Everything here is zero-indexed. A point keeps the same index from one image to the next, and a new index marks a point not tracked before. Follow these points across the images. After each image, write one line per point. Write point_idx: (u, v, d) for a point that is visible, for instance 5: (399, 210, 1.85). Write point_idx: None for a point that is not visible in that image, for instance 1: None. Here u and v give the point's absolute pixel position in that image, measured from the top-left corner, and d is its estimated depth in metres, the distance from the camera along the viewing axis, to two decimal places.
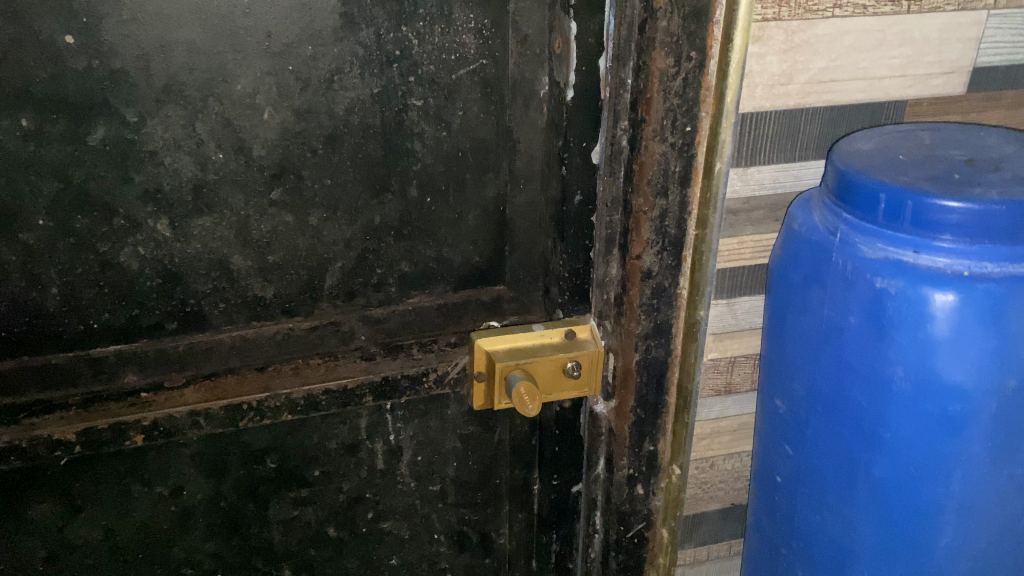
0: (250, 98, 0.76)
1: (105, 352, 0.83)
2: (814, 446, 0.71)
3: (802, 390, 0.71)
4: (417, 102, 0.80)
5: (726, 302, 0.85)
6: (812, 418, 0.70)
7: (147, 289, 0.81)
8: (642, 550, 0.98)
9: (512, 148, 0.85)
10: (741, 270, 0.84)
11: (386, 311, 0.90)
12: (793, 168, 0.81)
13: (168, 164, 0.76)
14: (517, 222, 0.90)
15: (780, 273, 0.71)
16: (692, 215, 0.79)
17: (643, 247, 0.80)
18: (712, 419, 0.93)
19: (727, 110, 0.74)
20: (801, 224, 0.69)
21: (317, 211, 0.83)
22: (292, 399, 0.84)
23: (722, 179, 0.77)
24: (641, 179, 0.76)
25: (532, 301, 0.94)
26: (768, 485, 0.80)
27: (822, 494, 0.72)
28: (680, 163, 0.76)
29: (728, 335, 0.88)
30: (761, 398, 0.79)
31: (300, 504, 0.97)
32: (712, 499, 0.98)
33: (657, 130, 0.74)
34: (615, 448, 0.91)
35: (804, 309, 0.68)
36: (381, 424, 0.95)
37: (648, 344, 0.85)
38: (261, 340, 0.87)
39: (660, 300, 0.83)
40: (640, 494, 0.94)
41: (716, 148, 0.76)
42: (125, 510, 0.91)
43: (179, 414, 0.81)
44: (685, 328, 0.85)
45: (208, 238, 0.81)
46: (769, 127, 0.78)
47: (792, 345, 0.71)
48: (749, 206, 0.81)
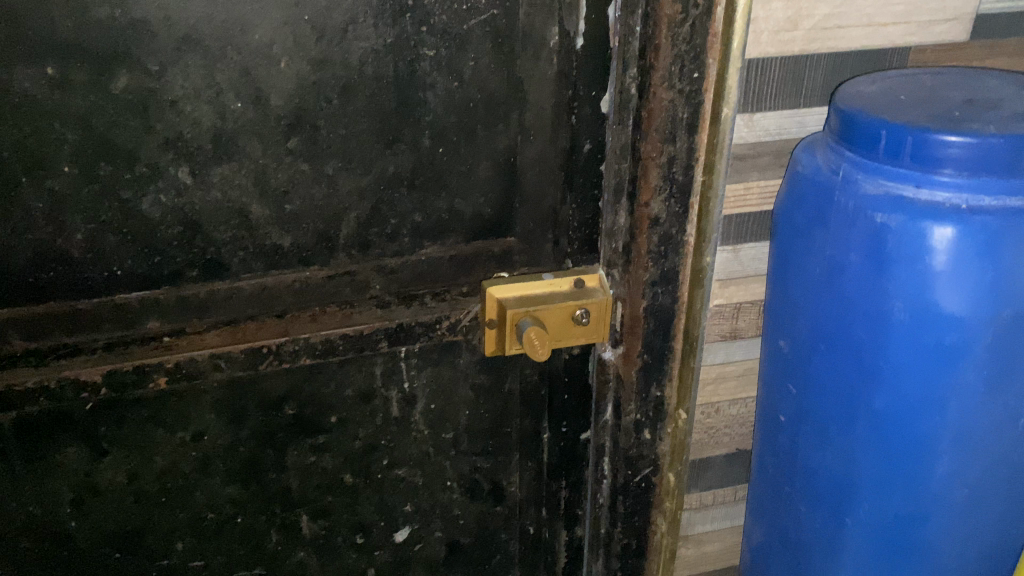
0: (267, 48, 0.78)
1: (129, 299, 0.85)
2: (816, 383, 0.73)
3: (804, 329, 0.73)
4: (429, 52, 0.82)
5: (731, 248, 0.87)
6: (814, 356, 0.73)
7: (169, 236, 0.84)
8: (649, 494, 1.00)
9: (523, 99, 0.87)
10: (746, 217, 0.86)
11: (400, 261, 0.92)
12: (797, 115, 0.82)
13: (189, 113, 0.79)
14: (528, 174, 0.91)
15: (785, 215, 0.73)
16: (699, 162, 0.81)
17: (651, 194, 0.81)
18: (718, 364, 0.95)
19: (733, 57, 0.76)
20: (805, 166, 0.71)
21: (332, 160, 0.85)
22: (310, 343, 0.89)
23: (728, 126, 0.79)
24: (649, 126, 0.78)
25: (543, 253, 0.95)
26: (773, 425, 0.82)
27: (824, 430, 0.74)
28: (688, 110, 0.78)
29: (733, 282, 0.90)
30: (766, 340, 0.81)
31: (318, 450, 1.00)
32: (717, 444, 1.00)
33: (665, 76, 0.76)
34: (622, 394, 0.94)
35: (807, 249, 0.71)
36: (396, 372, 0.98)
37: (656, 292, 0.87)
38: (279, 288, 0.89)
39: (667, 247, 0.85)
40: (647, 439, 0.96)
41: (723, 94, 0.78)
42: (149, 455, 0.95)
43: (201, 357, 0.86)
44: (691, 275, 0.87)
45: (227, 186, 0.83)
46: (774, 74, 0.79)
47: (795, 285, 0.73)
48: (754, 151, 0.82)
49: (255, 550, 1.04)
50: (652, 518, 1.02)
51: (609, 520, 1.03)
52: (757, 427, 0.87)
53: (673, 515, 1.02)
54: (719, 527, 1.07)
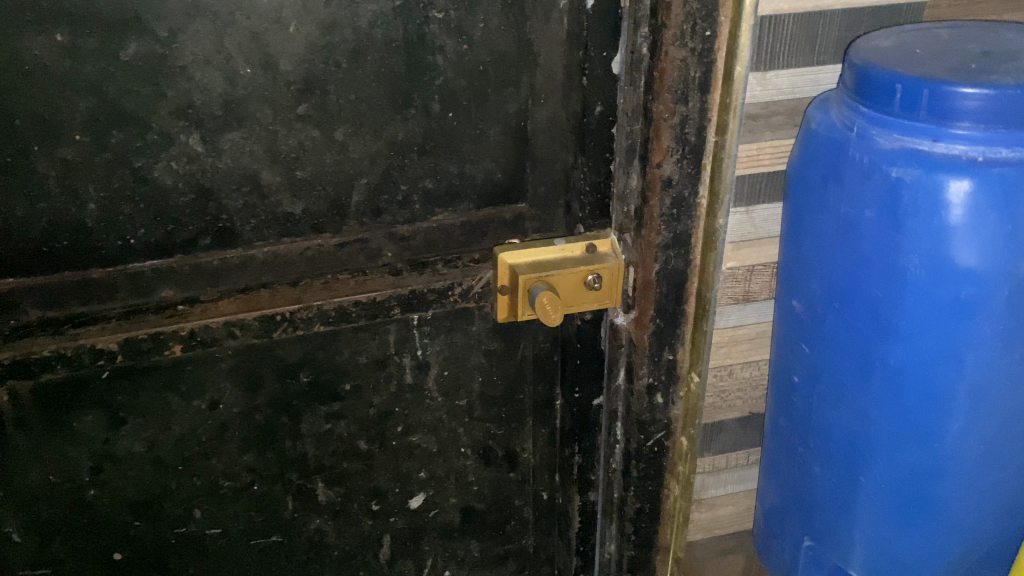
0: (276, 12, 0.77)
1: (142, 268, 0.85)
2: (830, 341, 0.73)
3: (819, 288, 0.73)
4: (439, 15, 0.81)
5: (744, 210, 0.86)
6: (828, 314, 0.72)
7: (181, 204, 0.84)
8: (663, 458, 1.01)
9: (533, 61, 0.86)
10: (759, 177, 0.84)
11: (412, 229, 0.92)
12: (811, 73, 0.81)
13: (198, 79, 0.78)
14: (538, 138, 0.91)
15: (799, 173, 0.73)
16: (711, 122, 0.80)
17: (664, 155, 0.81)
18: (730, 327, 0.94)
19: (746, 14, 0.74)
20: (818, 123, 0.71)
21: (343, 126, 0.85)
22: (324, 311, 0.88)
23: (743, 85, 0.78)
24: (661, 86, 0.78)
25: (554, 219, 0.96)
26: (787, 385, 0.82)
27: (839, 388, 0.74)
28: (700, 69, 0.77)
29: (746, 244, 0.89)
30: (781, 300, 0.81)
31: (332, 417, 1.01)
32: (731, 408, 1.01)
33: (677, 35, 0.75)
34: (635, 358, 0.93)
35: (822, 206, 0.70)
36: (409, 339, 0.98)
37: (668, 255, 0.87)
38: (292, 256, 0.89)
39: (680, 210, 0.84)
40: (660, 403, 0.96)
41: (735, 52, 0.76)
42: (165, 423, 0.96)
43: (215, 324, 0.85)
44: (704, 237, 0.86)
45: (238, 153, 0.83)
46: (787, 32, 0.78)
47: (809, 244, 0.73)
48: (767, 111, 0.81)
49: (272, 517, 1.06)
50: (666, 482, 1.02)
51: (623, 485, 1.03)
52: (771, 389, 0.87)
53: (687, 479, 1.02)
54: (732, 491, 1.07)
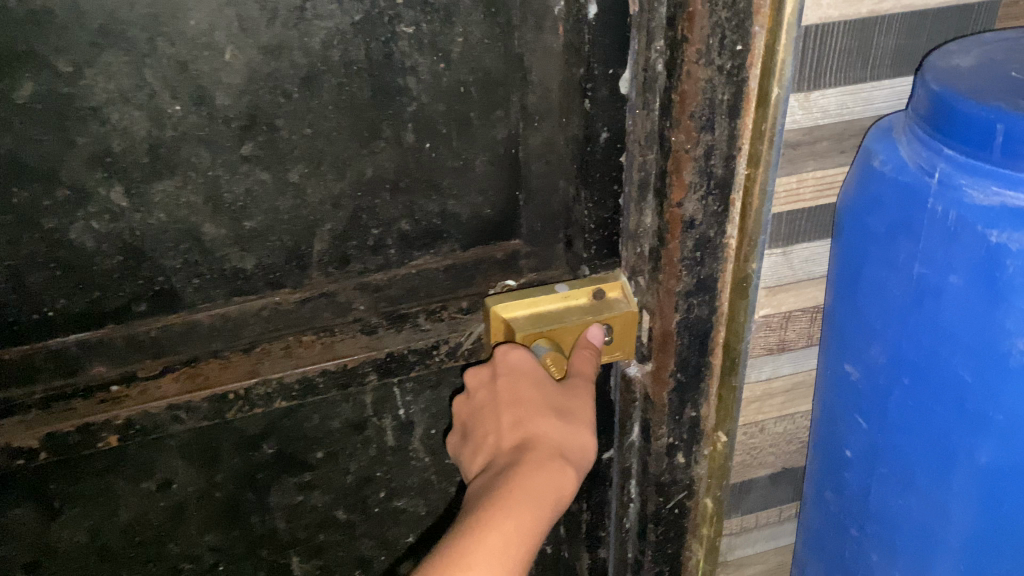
0: (207, 35, 0.63)
1: (67, 343, 0.72)
2: (896, 421, 0.61)
3: (881, 358, 0.60)
4: (408, 29, 0.67)
5: (781, 251, 0.74)
6: (894, 391, 0.60)
7: (108, 268, 0.70)
8: (684, 520, 0.89)
9: (523, 78, 0.73)
10: (800, 214, 0.72)
11: (387, 277, 0.79)
12: (863, 91, 0.67)
13: (116, 121, 0.64)
14: (532, 165, 0.78)
15: (852, 222, 0.60)
16: (741, 151, 0.67)
17: (685, 193, 0.68)
18: (763, 380, 0.82)
19: (786, 23, 0.61)
20: (882, 162, 0.57)
21: (298, 166, 0.71)
22: (285, 384, 0.74)
23: (780, 108, 0.65)
24: (681, 113, 0.64)
25: (554, 256, 0.83)
26: (835, 459, 0.70)
27: (907, 476, 0.62)
28: (729, 90, 0.64)
29: (784, 288, 0.76)
30: (824, 361, 0.69)
31: (305, 489, 0.88)
32: (763, 465, 0.89)
33: (701, 51, 0.61)
34: (652, 417, 0.81)
35: (887, 265, 0.57)
36: (389, 399, 0.85)
37: (691, 303, 0.74)
38: (244, 317, 0.76)
39: (704, 252, 0.72)
40: (681, 463, 0.84)
41: (772, 71, 0.63)
42: (110, 510, 0.82)
43: (156, 409, 0.71)
44: (733, 282, 0.74)
45: (173, 205, 0.69)
46: (837, 41, 0.64)
47: (869, 305, 0.60)
48: (811, 138, 0.68)
49: None
50: (687, 544, 0.91)
51: (638, 548, 0.91)
52: (812, 456, 0.75)
53: (711, 542, 0.91)
54: (761, 549, 0.96)
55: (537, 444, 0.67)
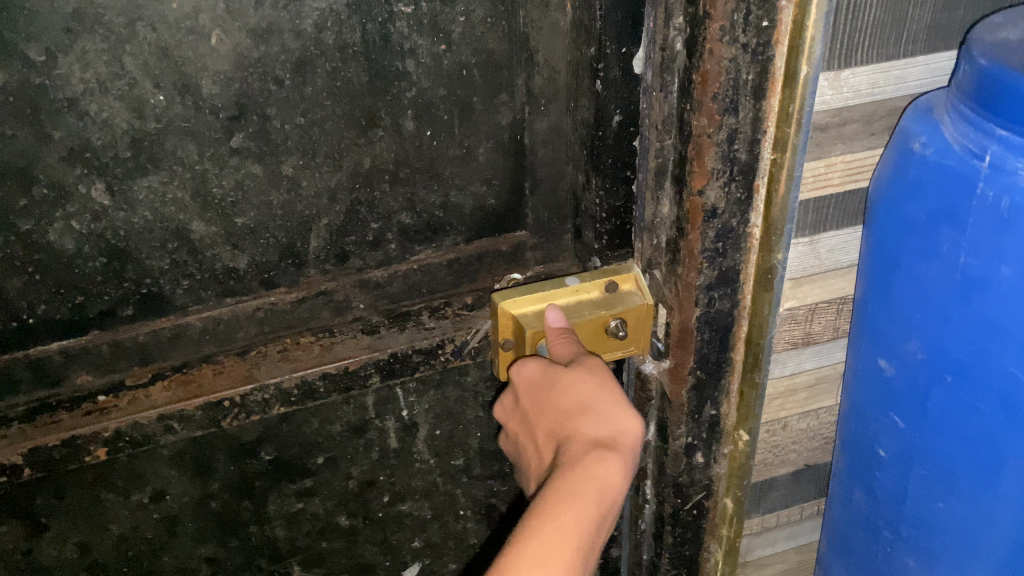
0: (191, 19, 0.58)
1: (49, 351, 0.68)
2: (937, 419, 0.59)
3: (920, 354, 0.58)
4: (407, 8, 0.62)
5: (807, 240, 0.69)
6: (934, 388, 0.58)
7: (90, 272, 0.65)
8: (702, 519, 0.85)
9: (529, 60, 0.68)
10: (827, 201, 0.67)
11: (387, 274, 0.75)
12: (896, 68, 0.62)
13: (95, 114, 0.59)
14: (539, 152, 0.73)
15: (890, 211, 0.57)
16: (767, 134, 0.63)
17: (707, 180, 0.63)
18: (786, 376, 0.79)
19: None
20: (924, 146, 0.54)
21: (291, 158, 0.66)
22: (283, 390, 0.70)
23: (808, 89, 0.60)
24: (703, 94, 0.60)
25: (561, 247, 0.79)
26: (868, 458, 0.68)
27: (949, 476, 0.60)
28: (754, 69, 0.59)
29: (809, 279, 0.72)
30: (855, 355, 0.66)
31: (305, 495, 0.85)
32: (784, 463, 0.85)
33: (725, 28, 0.57)
34: (670, 415, 0.77)
35: (930, 257, 0.54)
36: (391, 401, 0.81)
37: (712, 296, 0.70)
38: (238, 319, 0.72)
39: (725, 243, 0.68)
40: (700, 463, 0.81)
41: (801, 48, 0.58)
42: (100, 524, 0.78)
43: (147, 419, 0.66)
44: (756, 273, 0.70)
45: (158, 203, 0.64)
46: (870, 14, 0.59)
47: (907, 299, 0.57)
48: (840, 120, 0.63)
49: None
50: (705, 545, 0.88)
51: (654, 550, 0.88)
52: (841, 452, 0.72)
53: (729, 543, 0.88)
54: (779, 549, 0.93)
55: (570, 446, 0.63)
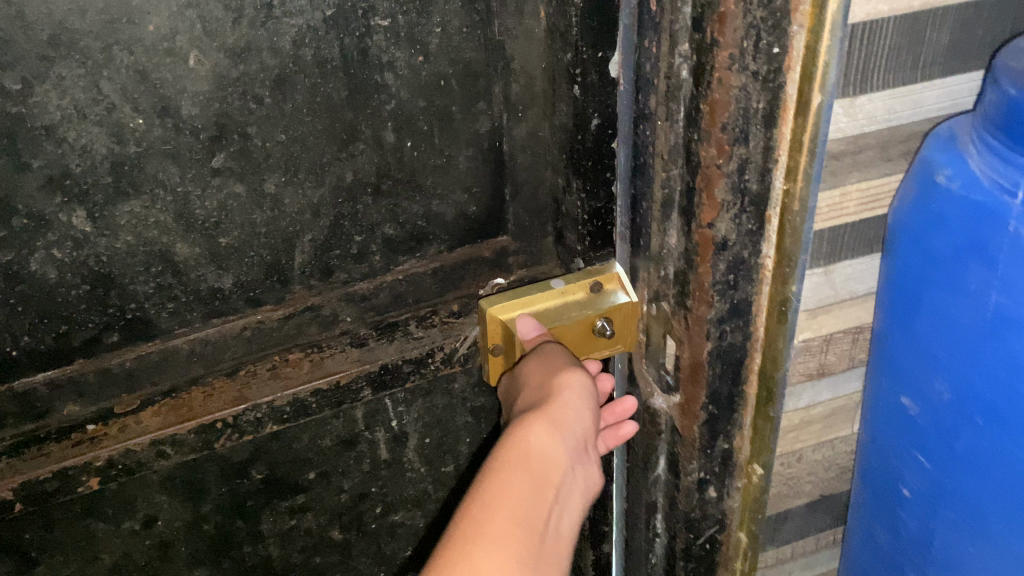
0: (168, 41, 0.58)
1: (33, 382, 0.67)
2: (966, 459, 0.66)
3: (948, 394, 0.65)
4: (383, 22, 0.63)
5: (823, 270, 0.72)
6: (964, 429, 0.64)
7: (74, 300, 0.64)
8: (715, 556, 0.87)
9: (505, 67, 0.69)
10: (842, 230, 0.70)
11: (372, 285, 0.75)
12: (909, 93, 0.65)
13: (74, 140, 0.58)
14: (518, 158, 0.74)
15: (916, 244, 0.63)
16: (779, 163, 0.62)
17: (717, 213, 0.63)
18: (802, 409, 0.82)
19: (830, 23, 0.55)
20: (949, 178, 0.59)
21: (273, 175, 0.66)
22: (275, 407, 0.70)
23: (823, 117, 0.59)
24: (711, 123, 0.59)
25: (543, 250, 0.79)
26: (896, 493, 0.76)
27: (980, 516, 0.67)
28: (764, 97, 0.58)
29: (824, 309, 0.75)
30: (879, 390, 0.74)
31: (299, 512, 0.84)
32: (799, 493, 0.90)
33: (734, 56, 0.56)
34: (682, 451, 0.78)
35: (957, 293, 0.61)
36: (380, 412, 0.81)
37: (724, 329, 0.70)
38: (225, 340, 0.71)
39: (737, 275, 0.67)
40: (712, 496, 0.82)
41: (812, 75, 0.58)
42: (92, 554, 0.77)
43: (139, 446, 0.66)
44: (769, 306, 0.71)
45: (141, 227, 0.63)
46: (885, 39, 0.62)
47: (936, 342, 0.64)
48: (855, 147, 0.66)
49: None
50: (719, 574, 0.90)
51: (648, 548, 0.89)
52: (868, 484, 0.80)
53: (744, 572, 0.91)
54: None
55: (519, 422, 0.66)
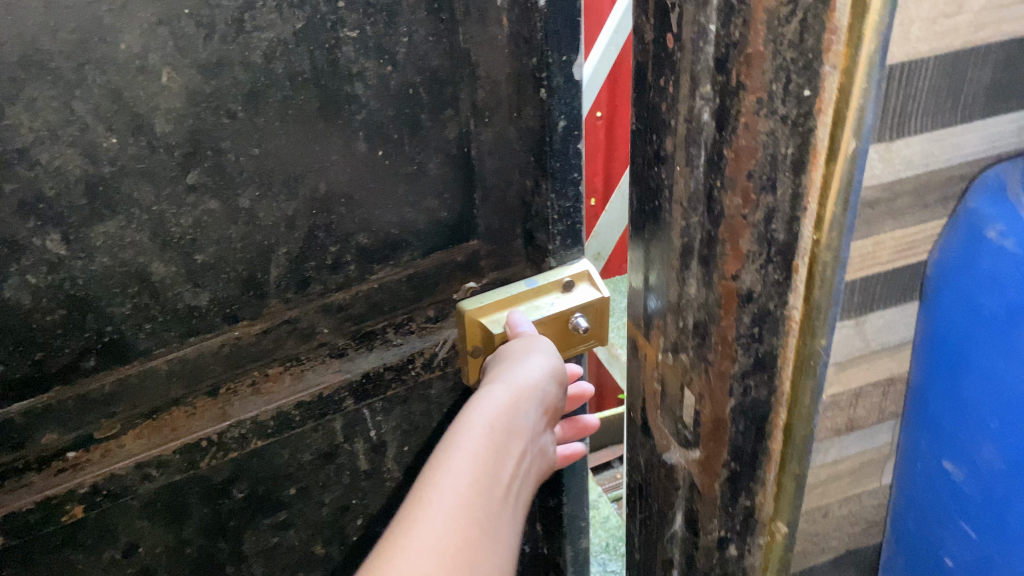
0: (140, 59, 0.57)
1: (8, 415, 0.64)
2: (1004, 499, 0.88)
3: (996, 458, 0.87)
4: (352, 32, 0.64)
5: (856, 321, 0.96)
6: (999, 482, 0.88)
7: (49, 325, 0.63)
8: None
9: (471, 73, 0.71)
10: (874, 279, 0.92)
11: (348, 295, 0.75)
12: (953, 135, 0.82)
13: (47, 162, 0.58)
14: (486, 162, 0.76)
15: (958, 289, 0.85)
16: (807, 211, 0.60)
17: (740, 265, 0.64)
18: (829, 466, 1.12)
19: (865, 66, 0.51)
20: (1002, 235, 0.78)
21: (248, 189, 0.66)
22: (259, 423, 0.71)
23: (856, 163, 0.56)
24: (735, 169, 0.60)
25: (512, 252, 0.81)
26: (939, 560, 1.03)
27: (1005, 548, 0.90)
28: (792, 144, 0.57)
29: (850, 361, 1.00)
30: (931, 463, 0.98)
31: (281, 529, 0.84)
32: (824, 550, 1.23)
33: (761, 100, 0.56)
34: (702, 509, 0.82)
35: (1009, 351, 0.81)
36: (359, 423, 0.81)
37: (748, 384, 0.72)
38: (205, 358, 0.71)
39: (762, 326, 0.68)
40: (733, 554, 0.86)
41: (844, 122, 0.54)
42: None
43: (124, 470, 0.66)
44: (795, 360, 0.70)
45: (116, 247, 0.63)
46: (921, 87, 0.77)
47: (971, 394, 0.87)
48: (890, 193, 0.83)
49: None
50: None
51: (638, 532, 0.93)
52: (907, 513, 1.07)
53: None
54: None
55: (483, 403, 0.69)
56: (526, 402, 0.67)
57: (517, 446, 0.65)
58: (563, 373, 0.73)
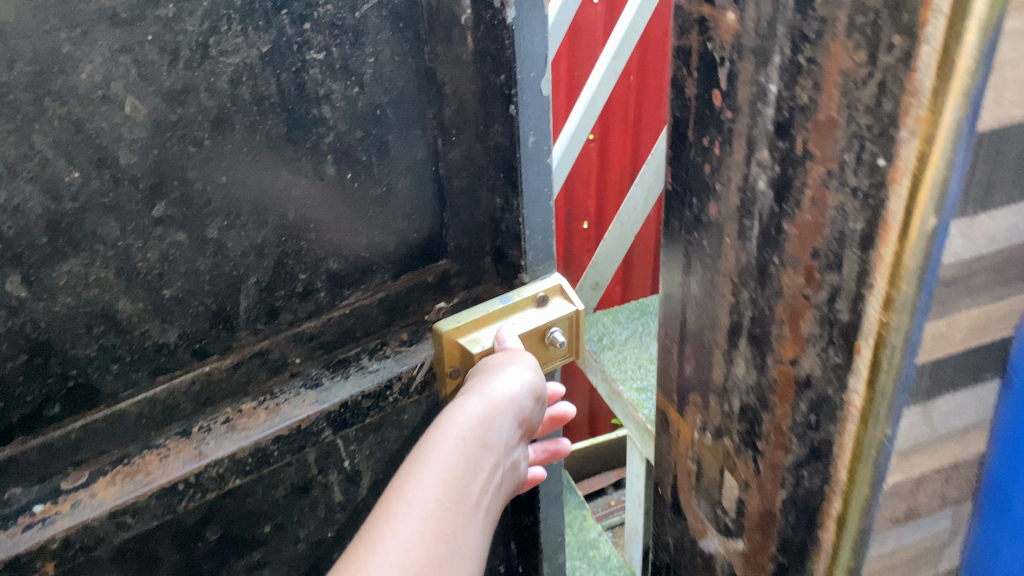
0: (102, 88, 0.55)
1: None
2: None
3: None
4: (318, 55, 0.63)
5: None
6: None
7: (10, 373, 0.59)
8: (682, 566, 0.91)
9: (435, 92, 0.71)
10: None
11: (320, 323, 0.74)
12: None
13: (5, 200, 0.54)
14: (454, 179, 0.76)
15: None
16: (874, 291, 0.48)
17: (795, 347, 0.57)
18: None
19: (952, 135, 0.41)
20: None
21: (215, 220, 0.64)
22: (237, 459, 0.67)
23: (931, 243, 0.44)
24: (800, 247, 0.53)
25: (482, 269, 0.81)
26: None
27: None
28: (862, 218, 0.48)
29: None
30: None
31: (255, 570, 0.81)
32: None
33: (835, 171, 0.48)
34: None
35: None
36: (333, 454, 0.79)
37: (801, 474, 0.61)
38: (174, 398, 0.68)
39: (818, 416, 0.57)
40: None
41: (917, 193, 0.43)
42: None
43: (97, 518, 0.61)
44: (852, 455, 0.56)
45: (81, 287, 0.60)
46: None
47: None
48: None
49: None
50: None
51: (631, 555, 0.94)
52: None
53: None
54: None
55: None
56: (500, 415, 0.64)
57: (489, 458, 0.61)
58: (541, 390, 0.70)
